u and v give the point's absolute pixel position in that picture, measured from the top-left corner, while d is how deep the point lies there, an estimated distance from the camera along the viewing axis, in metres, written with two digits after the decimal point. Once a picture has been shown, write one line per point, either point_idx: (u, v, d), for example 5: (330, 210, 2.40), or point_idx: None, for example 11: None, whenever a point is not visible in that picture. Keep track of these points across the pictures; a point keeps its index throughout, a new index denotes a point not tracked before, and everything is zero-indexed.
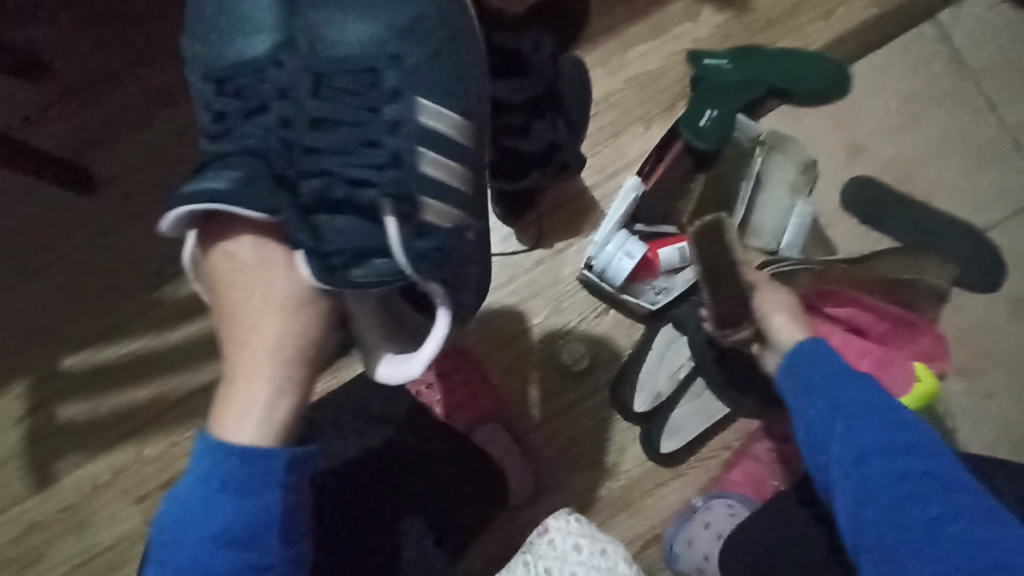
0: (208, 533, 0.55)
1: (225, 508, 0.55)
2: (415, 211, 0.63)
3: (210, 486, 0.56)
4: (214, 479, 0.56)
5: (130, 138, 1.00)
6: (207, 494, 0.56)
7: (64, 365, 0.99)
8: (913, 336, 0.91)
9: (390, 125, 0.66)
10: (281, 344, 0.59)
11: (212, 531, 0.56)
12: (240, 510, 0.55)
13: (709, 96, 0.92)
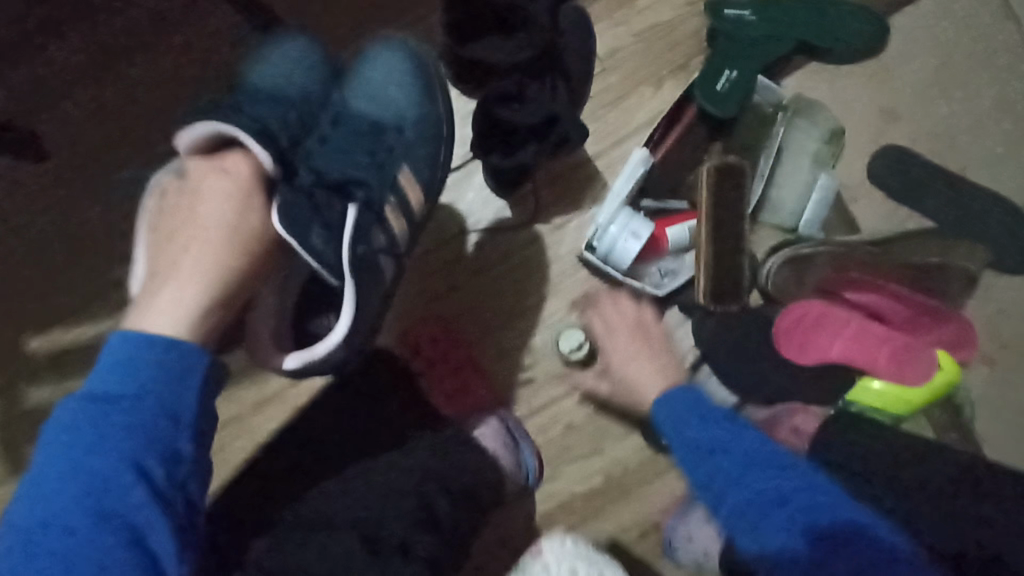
0: (86, 448, 0.51)
1: (107, 417, 0.51)
2: (378, 217, 0.69)
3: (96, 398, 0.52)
4: (105, 383, 0.52)
5: (89, 99, 0.92)
6: (91, 402, 0.52)
7: (28, 347, 0.93)
8: (936, 322, 0.83)
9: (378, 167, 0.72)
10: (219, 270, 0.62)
11: (89, 445, 0.51)
12: (125, 414, 0.51)
13: (728, 52, 0.81)
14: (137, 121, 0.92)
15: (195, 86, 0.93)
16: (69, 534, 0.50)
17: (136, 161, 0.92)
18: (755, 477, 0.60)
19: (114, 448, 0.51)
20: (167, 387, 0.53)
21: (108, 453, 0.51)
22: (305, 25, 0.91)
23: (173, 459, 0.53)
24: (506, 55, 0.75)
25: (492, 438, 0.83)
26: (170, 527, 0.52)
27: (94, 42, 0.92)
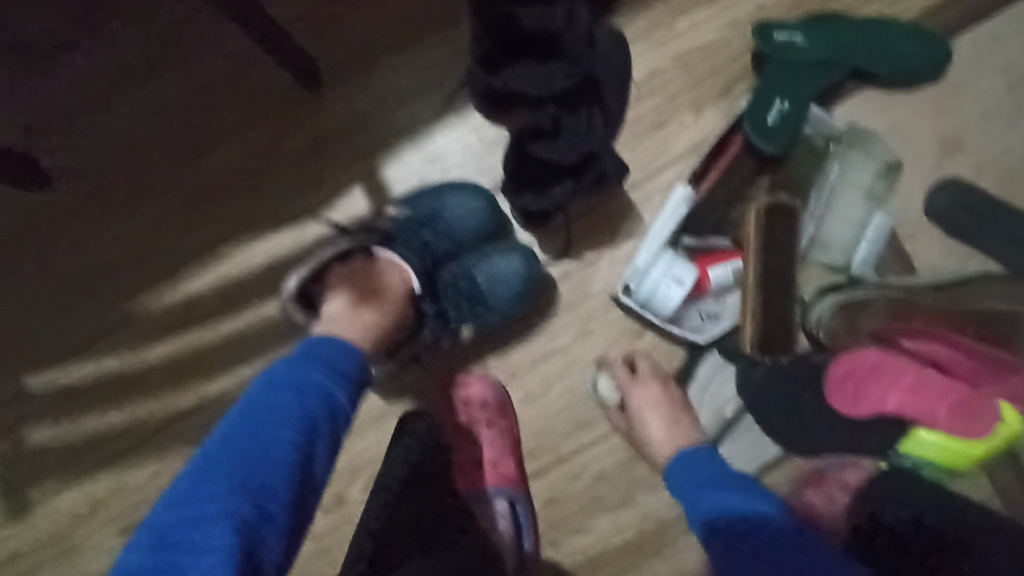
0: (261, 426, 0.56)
1: (294, 392, 0.58)
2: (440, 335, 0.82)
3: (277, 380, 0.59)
4: (290, 369, 0.61)
5: (94, 125, 0.87)
6: (279, 381, 0.59)
7: (33, 385, 0.89)
8: (1011, 377, 0.74)
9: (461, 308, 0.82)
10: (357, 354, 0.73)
11: (265, 421, 0.56)
12: (307, 396, 0.59)
13: (778, 81, 0.75)
14: (142, 149, 0.87)
15: (201, 110, 0.87)
16: (221, 497, 0.50)
17: (143, 191, 0.88)
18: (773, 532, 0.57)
19: (284, 425, 0.56)
20: (329, 363, 0.62)
21: (281, 424, 0.56)
22: (317, 45, 0.84)
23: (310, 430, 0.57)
24: (543, 85, 0.64)
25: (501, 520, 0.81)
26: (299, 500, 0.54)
27: (97, 64, 0.86)
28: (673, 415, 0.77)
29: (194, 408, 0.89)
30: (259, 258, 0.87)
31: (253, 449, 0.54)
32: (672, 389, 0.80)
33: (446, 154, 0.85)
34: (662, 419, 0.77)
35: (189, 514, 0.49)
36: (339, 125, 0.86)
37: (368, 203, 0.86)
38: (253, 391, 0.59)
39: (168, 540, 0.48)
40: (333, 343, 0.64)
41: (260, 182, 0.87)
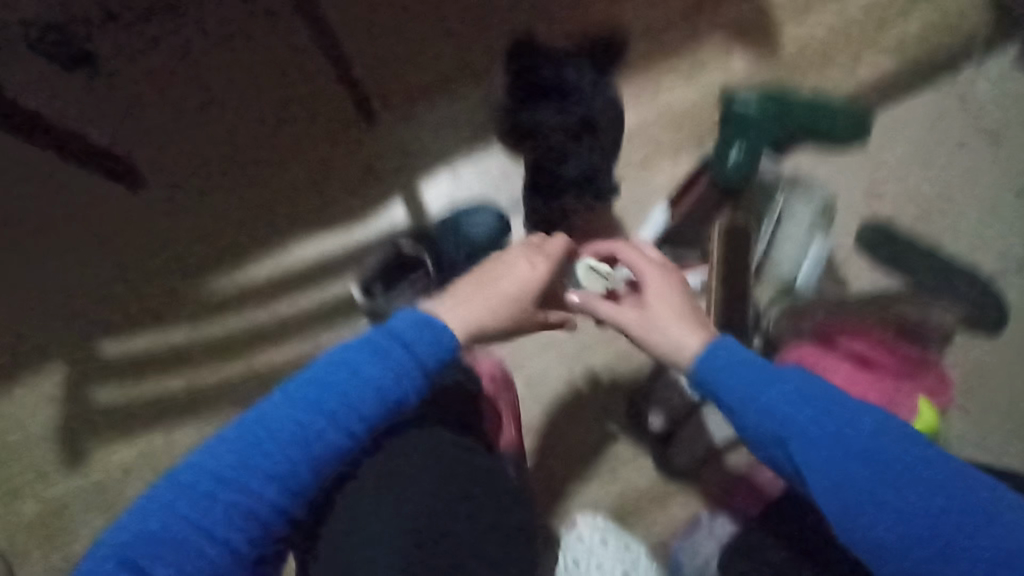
0: (342, 389, 0.57)
1: (376, 359, 0.58)
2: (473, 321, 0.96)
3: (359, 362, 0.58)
4: (376, 352, 0.59)
5: (183, 137, 1.05)
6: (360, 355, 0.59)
7: (102, 351, 1.03)
8: (922, 373, 0.92)
9: None
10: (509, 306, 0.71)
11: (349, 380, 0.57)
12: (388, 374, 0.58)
13: (737, 133, 0.97)
14: (221, 157, 1.05)
15: (274, 129, 1.05)
16: (308, 426, 0.56)
17: (216, 192, 1.05)
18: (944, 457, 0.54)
19: (370, 393, 0.57)
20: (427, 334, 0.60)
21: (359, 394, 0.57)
22: (375, 84, 1.04)
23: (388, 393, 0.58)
24: (558, 115, 0.88)
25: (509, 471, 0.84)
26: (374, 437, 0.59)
27: (194, 88, 1.05)
28: (666, 296, 0.74)
29: (238, 379, 1.03)
30: (310, 254, 1.04)
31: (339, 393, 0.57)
32: (672, 279, 0.76)
33: (471, 177, 1.04)
34: (668, 302, 0.73)
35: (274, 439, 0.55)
36: (387, 149, 1.05)
37: (406, 213, 1.04)
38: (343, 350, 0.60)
39: (259, 450, 0.55)
40: (431, 324, 0.61)
41: (318, 191, 1.05)
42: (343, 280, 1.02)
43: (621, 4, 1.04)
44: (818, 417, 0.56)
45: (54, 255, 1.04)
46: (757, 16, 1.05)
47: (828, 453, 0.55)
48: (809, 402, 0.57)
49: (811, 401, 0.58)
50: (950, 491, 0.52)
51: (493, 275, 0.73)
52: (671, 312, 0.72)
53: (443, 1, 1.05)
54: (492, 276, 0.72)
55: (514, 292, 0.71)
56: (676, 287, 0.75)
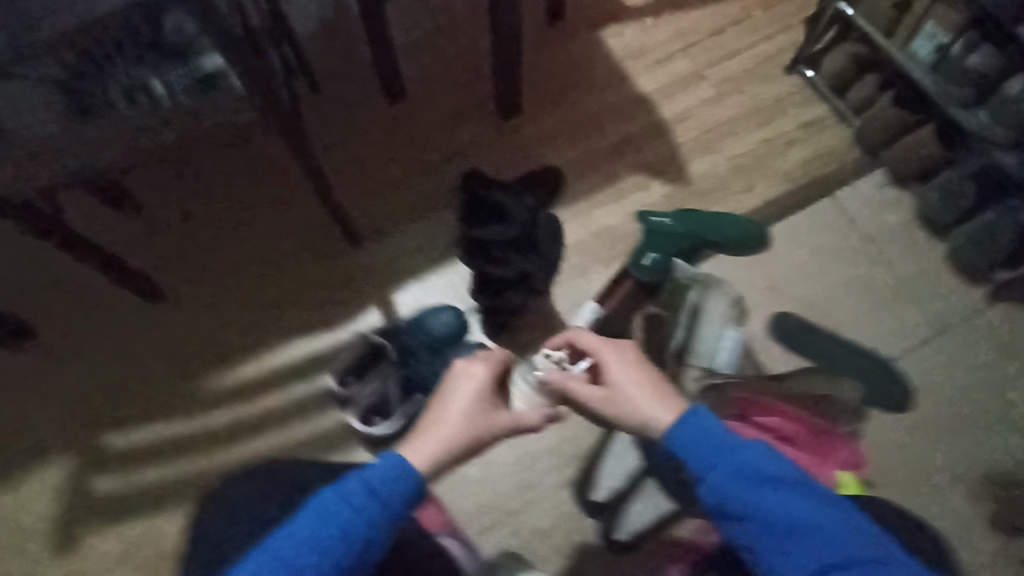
0: (320, 541, 0.59)
1: (353, 505, 0.60)
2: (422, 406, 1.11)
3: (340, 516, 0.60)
4: (354, 504, 0.60)
5: (201, 261, 1.27)
6: (339, 510, 0.60)
7: (109, 444, 1.17)
8: (834, 444, 1.02)
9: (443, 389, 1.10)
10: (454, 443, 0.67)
11: (332, 528, 0.59)
12: (371, 519, 0.61)
13: (651, 243, 1.14)
14: (229, 275, 1.26)
15: (277, 253, 1.27)
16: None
17: (223, 305, 1.25)
18: (830, 516, 0.58)
19: (355, 540, 0.60)
20: (401, 484, 0.62)
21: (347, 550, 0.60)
22: (362, 217, 1.28)
23: (369, 546, 0.60)
24: (500, 235, 1.10)
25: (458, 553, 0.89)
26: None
27: (213, 221, 1.29)
28: (623, 374, 0.70)
29: (224, 466, 1.14)
30: (297, 354, 1.21)
31: (322, 543, 0.59)
32: (627, 352, 0.73)
33: (436, 287, 1.24)
34: (629, 382, 0.70)
35: None
36: (366, 267, 1.26)
37: (381, 317, 1.22)
38: (313, 510, 0.60)
39: None
40: (403, 470, 0.63)
41: (308, 301, 1.24)
42: (322, 375, 1.19)
43: (558, 150, 1.31)
44: (717, 466, 0.61)
45: (81, 360, 1.21)
46: (668, 155, 1.30)
47: (720, 506, 0.61)
48: (709, 450, 0.62)
49: (715, 455, 0.62)
50: (823, 543, 0.57)
51: (437, 418, 0.69)
52: (631, 387, 0.69)
53: (416, 152, 1.32)
54: (437, 420, 0.68)
55: (461, 423, 0.68)
56: (632, 355, 0.73)
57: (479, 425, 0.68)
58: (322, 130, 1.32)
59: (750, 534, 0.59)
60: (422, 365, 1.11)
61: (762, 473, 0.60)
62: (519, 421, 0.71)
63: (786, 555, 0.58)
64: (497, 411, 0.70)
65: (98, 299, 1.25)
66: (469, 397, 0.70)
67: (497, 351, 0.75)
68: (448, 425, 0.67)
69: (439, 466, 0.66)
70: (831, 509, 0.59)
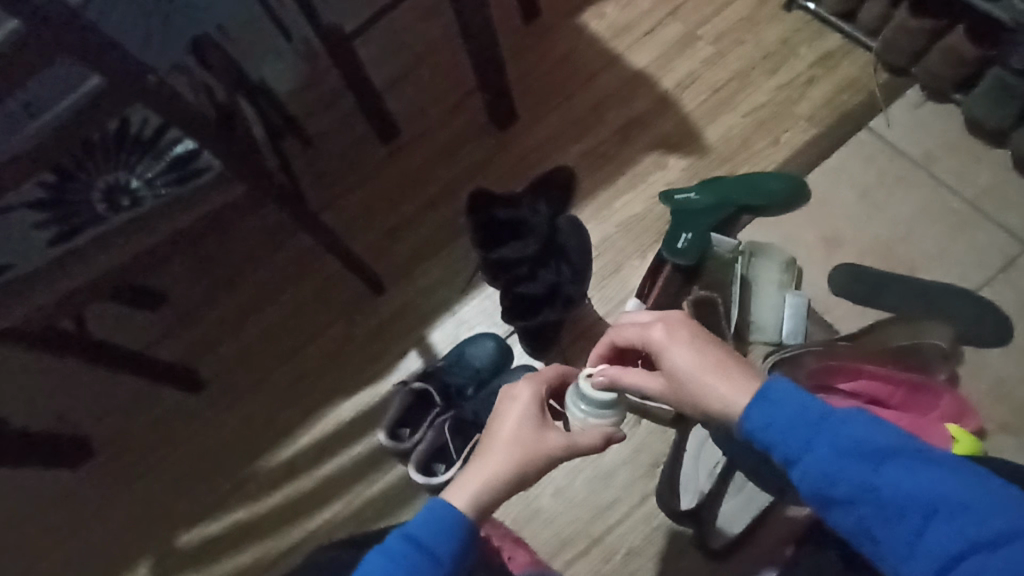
0: None
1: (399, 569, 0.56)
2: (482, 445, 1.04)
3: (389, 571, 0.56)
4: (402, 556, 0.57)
5: (234, 340, 1.25)
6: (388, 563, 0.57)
7: (180, 543, 1.15)
8: (934, 398, 0.92)
9: None
10: (497, 474, 0.63)
11: None
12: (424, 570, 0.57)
13: (683, 223, 1.08)
14: (264, 350, 1.24)
15: (304, 318, 1.25)
16: None
17: (264, 380, 1.22)
18: (961, 484, 0.49)
19: None
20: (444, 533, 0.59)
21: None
22: (380, 263, 1.25)
23: None
24: (523, 249, 1.04)
25: None
26: None
27: (237, 301, 1.27)
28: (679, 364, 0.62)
29: (295, 545, 1.11)
30: (345, 414, 1.17)
31: None
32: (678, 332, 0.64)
33: (469, 317, 1.19)
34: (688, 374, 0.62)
35: None
36: (395, 312, 1.22)
37: (420, 360, 1.18)
38: (360, 571, 0.57)
39: None
40: (444, 519, 0.59)
41: (345, 359, 1.21)
42: (373, 432, 1.15)
43: (563, 149, 1.24)
44: (812, 448, 0.53)
45: (138, 464, 1.20)
46: (679, 126, 1.22)
47: (826, 490, 0.52)
48: (800, 429, 0.54)
49: (811, 430, 0.53)
50: (962, 519, 0.48)
51: (485, 448, 0.65)
52: (693, 380, 0.61)
53: (420, 184, 1.28)
54: (484, 451, 0.65)
55: (502, 452, 0.64)
56: (684, 335, 0.64)
57: (524, 449, 0.64)
58: (324, 184, 1.29)
59: (867, 519, 0.51)
60: (474, 400, 1.07)
61: (869, 445, 0.52)
62: (573, 441, 0.66)
63: (915, 537, 0.49)
64: (545, 431, 0.65)
65: (142, 400, 1.24)
66: (511, 422, 0.65)
67: (547, 371, 0.71)
68: (490, 455, 0.64)
69: (484, 499, 0.62)
70: (962, 476, 0.50)
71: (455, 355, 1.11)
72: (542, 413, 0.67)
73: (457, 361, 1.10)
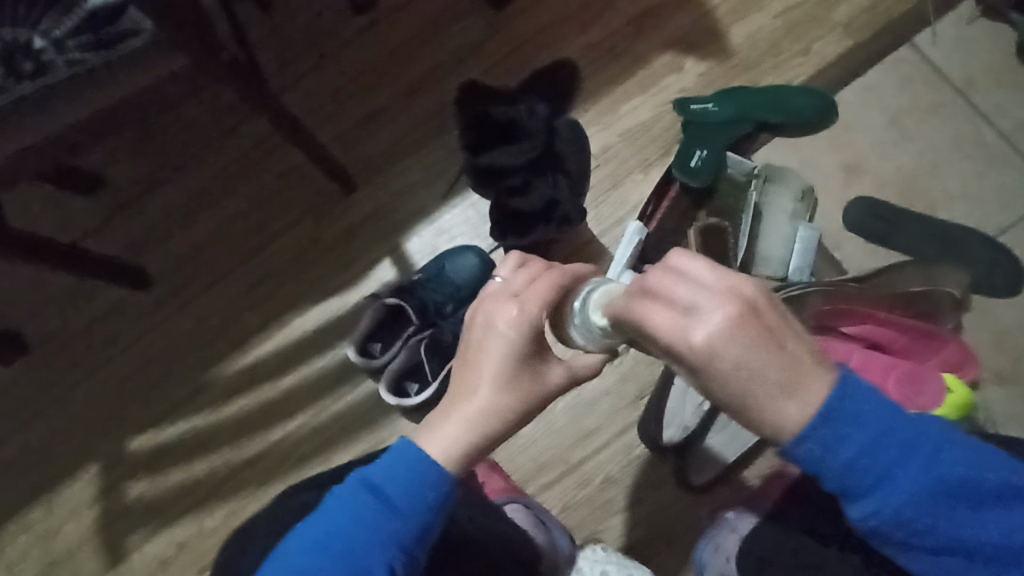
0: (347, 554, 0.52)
1: (378, 508, 0.53)
2: None
3: (368, 506, 0.53)
4: (379, 496, 0.53)
5: (183, 235, 1.12)
6: (371, 496, 0.53)
7: (132, 448, 1.08)
8: (938, 345, 0.88)
9: None
10: (482, 426, 0.52)
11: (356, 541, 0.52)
12: (409, 507, 0.53)
13: (698, 137, 0.97)
14: (218, 248, 1.11)
15: (264, 215, 1.11)
16: None
17: (218, 281, 1.11)
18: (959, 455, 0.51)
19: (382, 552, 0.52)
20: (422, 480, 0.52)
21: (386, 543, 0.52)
22: (351, 158, 1.10)
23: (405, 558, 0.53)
24: (516, 157, 0.92)
25: (520, 519, 0.85)
26: None
27: (186, 191, 1.12)
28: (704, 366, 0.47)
29: (258, 455, 1.05)
30: (310, 323, 1.08)
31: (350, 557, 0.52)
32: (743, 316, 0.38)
33: (452, 227, 1.08)
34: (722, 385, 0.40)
35: None
36: (368, 215, 1.10)
37: (394, 271, 1.08)
38: (334, 504, 0.53)
39: None
40: (424, 464, 0.52)
41: (311, 265, 1.10)
42: (341, 344, 1.06)
43: (567, 40, 1.08)
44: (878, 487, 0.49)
45: (80, 363, 1.10)
46: (701, 23, 1.07)
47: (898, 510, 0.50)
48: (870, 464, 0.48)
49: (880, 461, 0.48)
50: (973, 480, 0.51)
51: (463, 385, 0.53)
52: None
53: (399, 69, 1.11)
54: (465, 390, 0.52)
55: (487, 397, 0.52)
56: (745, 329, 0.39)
57: (515, 396, 0.52)
58: (286, 60, 1.11)
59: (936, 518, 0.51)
60: (453, 320, 0.99)
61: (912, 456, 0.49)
62: (573, 373, 0.55)
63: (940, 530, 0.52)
64: (542, 368, 0.53)
65: (80, 294, 1.12)
66: (496, 361, 0.52)
67: (541, 285, 0.52)
68: (470, 402, 0.52)
69: (468, 452, 0.53)
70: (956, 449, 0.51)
71: (434, 270, 1.01)
72: (536, 343, 0.53)
73: (435, 276, 1.00)
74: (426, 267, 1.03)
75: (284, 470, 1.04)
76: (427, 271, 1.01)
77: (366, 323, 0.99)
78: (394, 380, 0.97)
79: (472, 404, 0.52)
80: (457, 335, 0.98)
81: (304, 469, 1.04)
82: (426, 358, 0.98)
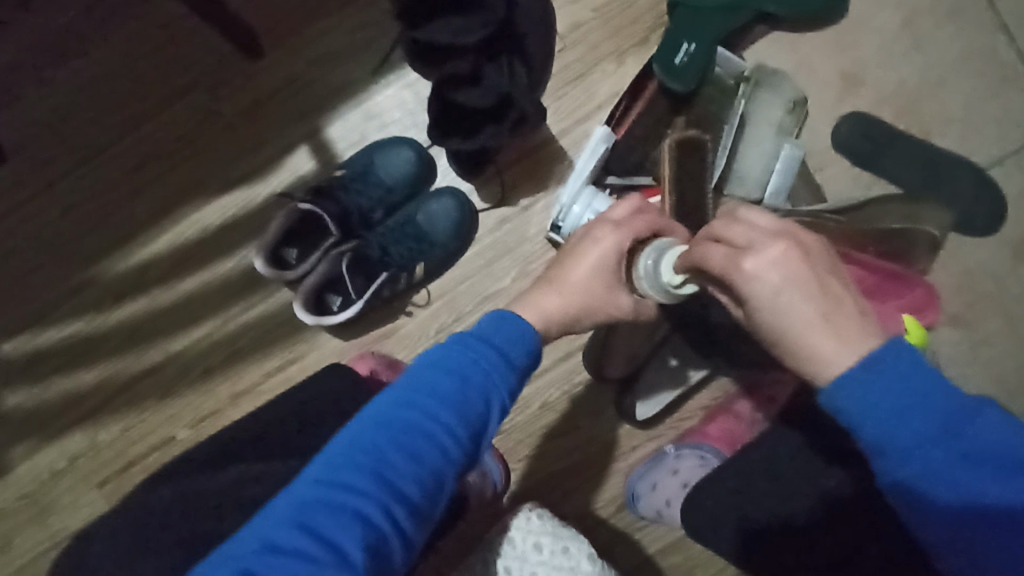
0: (398, 439, 0.48)
1: (456, 379, 0.51)
2: (392, 276, 0.86)
3: (422, 402, 0.50)
4: (442, 371, 0.51)
5: (46, 97, 0.90)
6: (429, 386, 0.51)
7: (3, 351, 0.93)
8: (903, 287, 0.83)
9: (409, 252, 0.87)
10: (560, 313, 0.60)
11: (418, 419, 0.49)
12: (465, 404, 0.50)
13: (687, 24, 0.79)
14: (89, 118, 0.90)
15: (148, 80, 0.90)
16: (349, 490, 0.46)
17: (94, 160, 0.91)
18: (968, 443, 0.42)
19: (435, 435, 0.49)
20: (503, 341, 0.54)
21: (430, 447, 0.49)
22: (256, 12, 0.88)
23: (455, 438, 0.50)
24: (467, 33, 0.70)
25: None
26: (420, 503, 0.48)
27: (47, 42, 0.89)
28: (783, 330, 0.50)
29: (157, 366, 0.93)
30: (212, 219, 0.91)
31: (402, 440, 0.49)
32: (778, 268, 0.49)
33: (383, 111, 0.89)
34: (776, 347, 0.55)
35: (315, 503, 0.46)
36: (278, 87, 0.89)
37: (312, 162, 0.90)
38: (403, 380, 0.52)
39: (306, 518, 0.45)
40: (516, 322, 0.56)
41: (207, 147, 0.90)
42: (251, 245, 0.91)
43: None
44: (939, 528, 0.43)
45: None
46: None
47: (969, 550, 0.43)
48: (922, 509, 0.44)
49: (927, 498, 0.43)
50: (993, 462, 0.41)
51: (567, 261, 0.63)
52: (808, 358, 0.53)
53: None
54: (572, 260, 0.63)
55: (583, 279, 0.61)
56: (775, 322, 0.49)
57: (598, 293, 0.61)
58: None
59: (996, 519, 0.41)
60: (380, 234, 0.88)
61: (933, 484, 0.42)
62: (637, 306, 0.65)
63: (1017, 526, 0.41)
64: (617, 291, 0.62)
65: None
66: (602, 257, 0.62)
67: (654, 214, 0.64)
68: (568, 273, 0.62)
69: (551, 318, 0.59)
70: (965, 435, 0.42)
71: (359, 168, 0.86)
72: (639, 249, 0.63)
73: (360, 176, 0.86)
74: (346, 165, 0.87)
75: (189, 382, 0.93)
76: (351, 172, 0.86)
77: (274, 230, 0.83)
78: (310, 294, 0.84)
79: (575, 275, 0.62)
80: (383, 252, 0.87)
81: (212, 382, 0.93)
82: (350, 272, 0.85)
